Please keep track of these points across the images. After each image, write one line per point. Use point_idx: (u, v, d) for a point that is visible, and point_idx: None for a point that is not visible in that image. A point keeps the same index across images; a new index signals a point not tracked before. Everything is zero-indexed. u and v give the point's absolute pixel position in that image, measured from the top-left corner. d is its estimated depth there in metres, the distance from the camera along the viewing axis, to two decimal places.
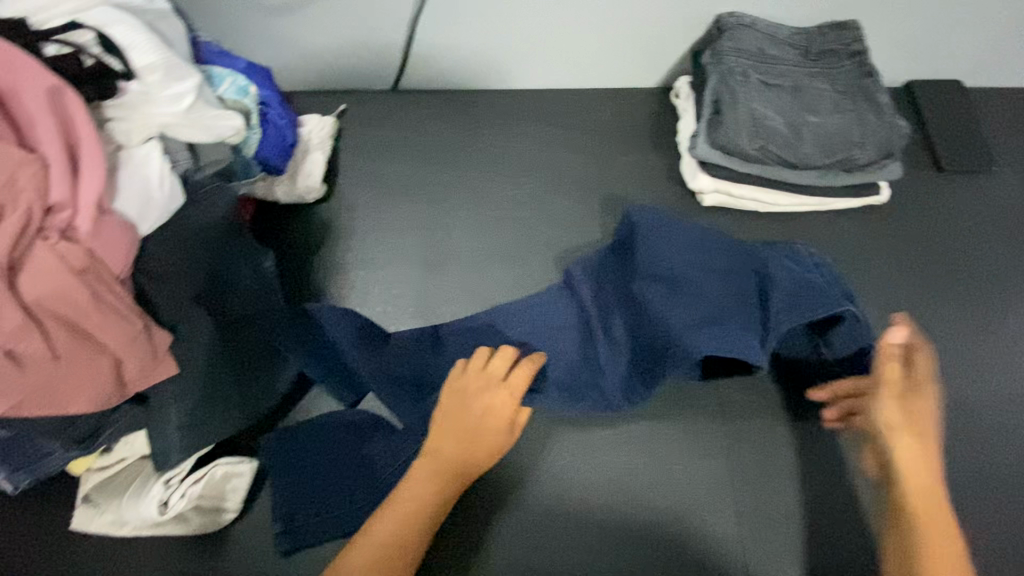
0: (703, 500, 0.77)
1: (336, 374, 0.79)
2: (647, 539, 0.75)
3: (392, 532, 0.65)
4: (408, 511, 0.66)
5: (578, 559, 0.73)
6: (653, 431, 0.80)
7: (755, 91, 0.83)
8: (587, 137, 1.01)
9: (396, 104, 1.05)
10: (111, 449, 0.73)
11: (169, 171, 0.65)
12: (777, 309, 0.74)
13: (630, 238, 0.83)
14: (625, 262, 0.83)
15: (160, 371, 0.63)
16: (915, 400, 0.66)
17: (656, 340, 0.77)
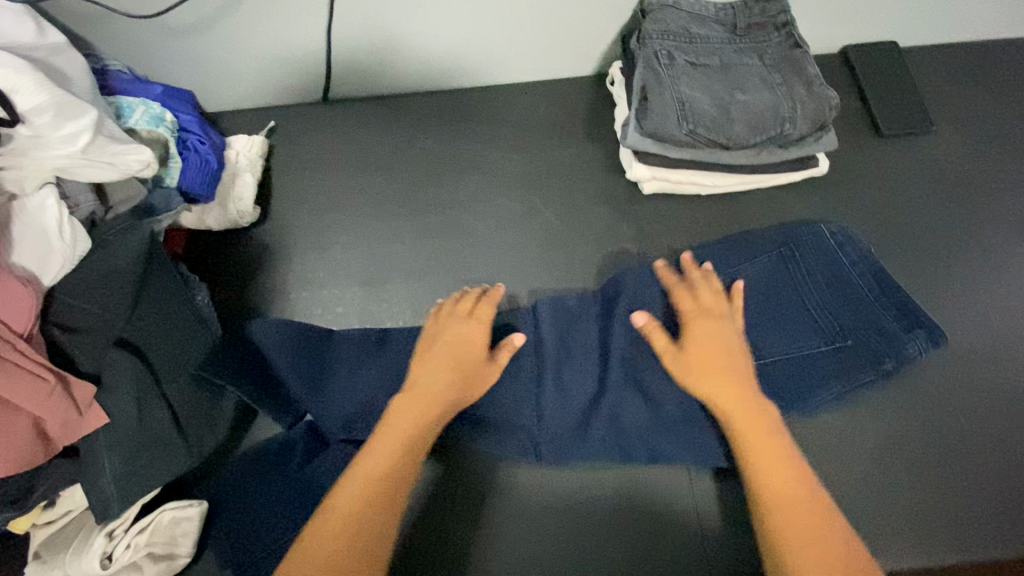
0: (670, 482, 0.76)
1: (269, 394, 0.78)
2: (618, 527, 0.74)
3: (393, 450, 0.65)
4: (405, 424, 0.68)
5: (548, 554, 0.73)
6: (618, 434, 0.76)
7: (681, 75, 0.81)
8: (524, 132, 0.99)
9: (328, 116, 1.02)
10: (54, 503, 0.70)
11: (68, 217, 0.62)
12: None
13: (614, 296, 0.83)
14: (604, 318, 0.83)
15: (86, 423, 0.63)
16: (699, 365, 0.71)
17: (605, 408, 0.78)
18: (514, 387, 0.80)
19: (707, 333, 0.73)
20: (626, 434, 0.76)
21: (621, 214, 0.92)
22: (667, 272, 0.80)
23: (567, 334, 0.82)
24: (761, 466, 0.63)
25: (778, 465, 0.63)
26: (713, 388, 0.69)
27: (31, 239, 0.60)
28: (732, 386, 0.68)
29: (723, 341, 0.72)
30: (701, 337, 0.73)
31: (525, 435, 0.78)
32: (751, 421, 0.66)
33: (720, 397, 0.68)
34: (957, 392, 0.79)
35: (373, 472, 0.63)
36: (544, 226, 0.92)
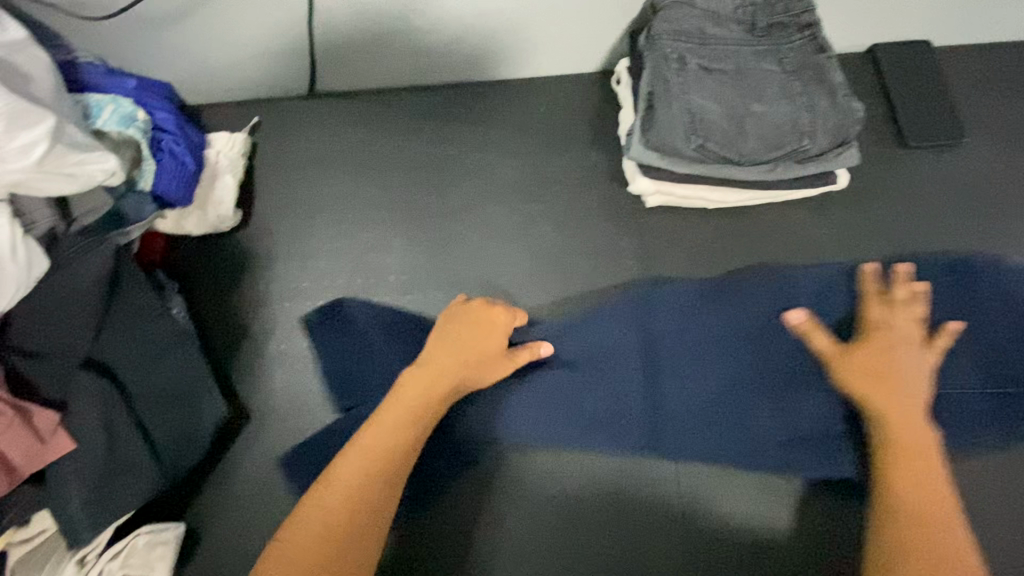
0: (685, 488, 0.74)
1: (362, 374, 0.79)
2: (628, 530, 0.72)
3: (382, 441, 0.62)
4: (399, 419, 0.64)
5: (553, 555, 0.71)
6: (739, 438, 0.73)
7: (692, 81, 0.75)
8: (522, 134, 0.93)
9: (316, 112, 0.96)
10: (25, 527, 0.68)
11: (22, 235, 0.57)
12: None
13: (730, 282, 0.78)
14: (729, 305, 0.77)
15: (50, 452, 0.60)
16: (882, 372, 0.65)
17: (733, 407, 0.73)
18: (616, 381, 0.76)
19: (883, 344, 0.67)
20: (755, 436, 0.72)
21: (622, 227, 0.86)
22: (870, 280, 0.74)
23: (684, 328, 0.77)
24: (899, 477, 0.58)
25: (918, 479, 0.58)
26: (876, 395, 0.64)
27: None
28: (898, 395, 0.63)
29: (896, 354, 0.66)
30: (881, 339, 0.67)
31: (612, 430, 0.74)
32: (914, 437, 0.60)
33: (887, 403, 0.63)
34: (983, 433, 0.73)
35: (359, 471, 0.59)
36: (542, 238, 0.87)
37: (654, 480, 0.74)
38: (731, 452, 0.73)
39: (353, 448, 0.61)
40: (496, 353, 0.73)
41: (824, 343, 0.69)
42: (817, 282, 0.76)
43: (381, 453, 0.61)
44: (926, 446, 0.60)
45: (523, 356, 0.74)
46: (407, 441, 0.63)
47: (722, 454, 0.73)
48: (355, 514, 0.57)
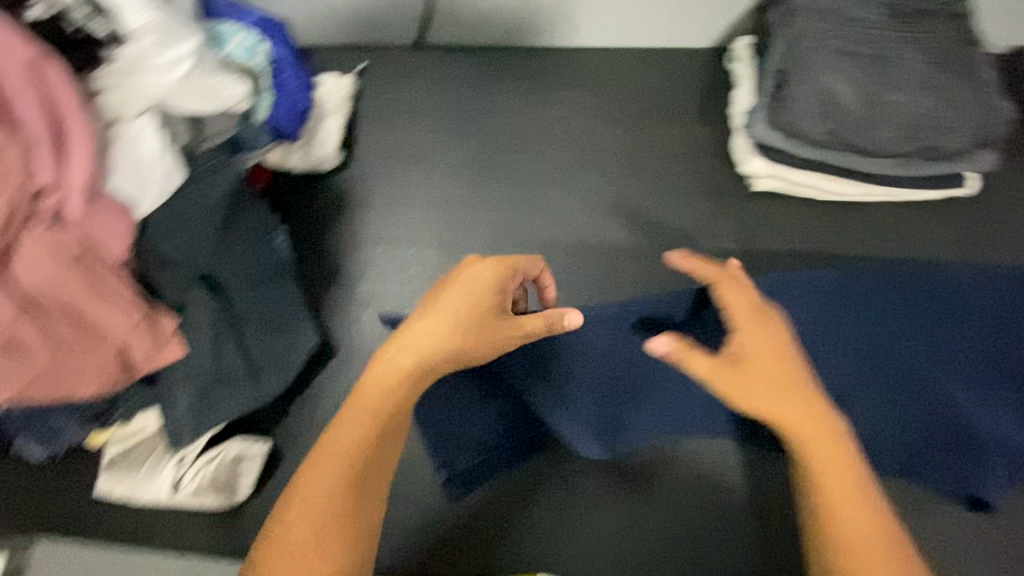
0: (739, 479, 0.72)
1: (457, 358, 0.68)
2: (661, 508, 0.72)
3: (343, 445, 0.54)
4: (364, 416, 0.55)
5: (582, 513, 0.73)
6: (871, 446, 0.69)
7: (828, 61, 0.71)
8: (625, 103, 0.91)
9: (420, 62, 0.97)
10: (128, 425, 0.73)
11: (168, 145, 0.59)
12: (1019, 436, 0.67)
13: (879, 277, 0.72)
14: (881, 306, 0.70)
15: (166, 354, 0.61)
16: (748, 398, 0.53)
17: (868, 413, 0.69)
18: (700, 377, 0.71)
19: (760, 334, 0.55)
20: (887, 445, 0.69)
21: (723, 209, 0.84)
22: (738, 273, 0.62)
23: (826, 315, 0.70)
24: (831, 480, 0.51)
25: (844, 480, 0.51)
26: (770, 398, 0.52)
27: (131, 165, 0.57)
28: (796, 398, 0.53)
29: (773, 355, 0.54)
30: (747, 349, 0.55)
31: (671, 425, 0.73)
32: (818, 440, 0.52)
33: (803, 426, 0.52)
34: None
35: (339, 455, 0.53)
36: (635, 211, 0.85)
37: (711, 466, 0.73)
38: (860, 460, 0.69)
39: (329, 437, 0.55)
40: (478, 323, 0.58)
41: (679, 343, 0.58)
42: (945, 288, 0.71)
43: (356, 439, 0.54)
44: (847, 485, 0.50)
45: (531, 326, 0.60)
46: (382, 423, 0.55)
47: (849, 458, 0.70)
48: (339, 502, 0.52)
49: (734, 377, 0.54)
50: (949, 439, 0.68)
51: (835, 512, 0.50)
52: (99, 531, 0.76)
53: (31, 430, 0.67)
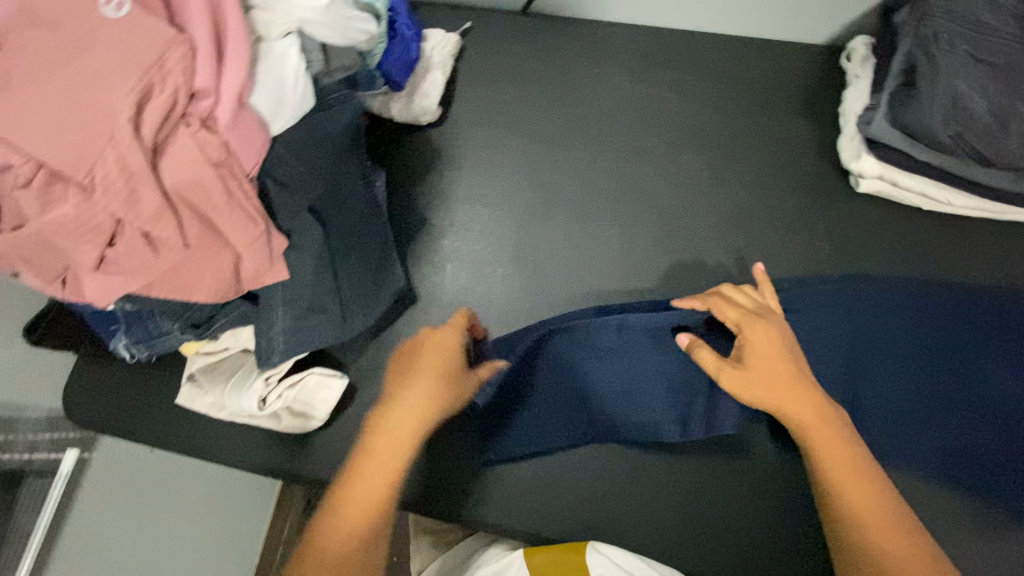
0: (751, 471, 0.75)
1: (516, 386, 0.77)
2: (678, 492, 0.74)
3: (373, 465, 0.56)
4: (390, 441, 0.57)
5: (601, 489, 0.75)
6: (940, 450, 0.69)
7: (959, 65, 0.69)
8: (728, 91, 0.90)
9: (525, 28, 0.97)
10: (216, 341, 0.75)
11: (305, 72, 0.61)
12: None
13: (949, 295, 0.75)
14: (948, 318, 0.74)
15: (273, 275, 0.61)
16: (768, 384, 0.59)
17: (941, 419, 0.70)
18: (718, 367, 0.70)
19: (765, 344, 0.61)
20: (965, 454, 0.69)
21: (819, 208, 0.82)
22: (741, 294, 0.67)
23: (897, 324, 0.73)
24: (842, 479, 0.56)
25: (855, 477, 0.56)
26: (782, 401, 0.59)
27: (270, 82, 0.58)
28: (809, 404, 0.58)
29: (775, 358, 0.60)
30: (754, 353, 0.61)
31: (678, 418, 0.72)
32: (828, 444, 0.57)
33: (812, 415, 0.58)
34: None
35: (383, 463, 0.56)
36: (728, 199, 0.84)
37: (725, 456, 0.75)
38: (929, 463, 0.70)
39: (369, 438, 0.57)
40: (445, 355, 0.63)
41: (711, 359, 0.62)
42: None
43: (396, 446, 0.57)
44: (852, 464, 0.57)
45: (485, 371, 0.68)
46: (414, 442, 0.58)
47: (921, 462, 0.70)
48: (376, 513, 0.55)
49: (746, 387, 0.60)
50: None
51: (853, 518, 0.55)
52: (179, 438, 0.81)
53: (134, 331, 0.70)
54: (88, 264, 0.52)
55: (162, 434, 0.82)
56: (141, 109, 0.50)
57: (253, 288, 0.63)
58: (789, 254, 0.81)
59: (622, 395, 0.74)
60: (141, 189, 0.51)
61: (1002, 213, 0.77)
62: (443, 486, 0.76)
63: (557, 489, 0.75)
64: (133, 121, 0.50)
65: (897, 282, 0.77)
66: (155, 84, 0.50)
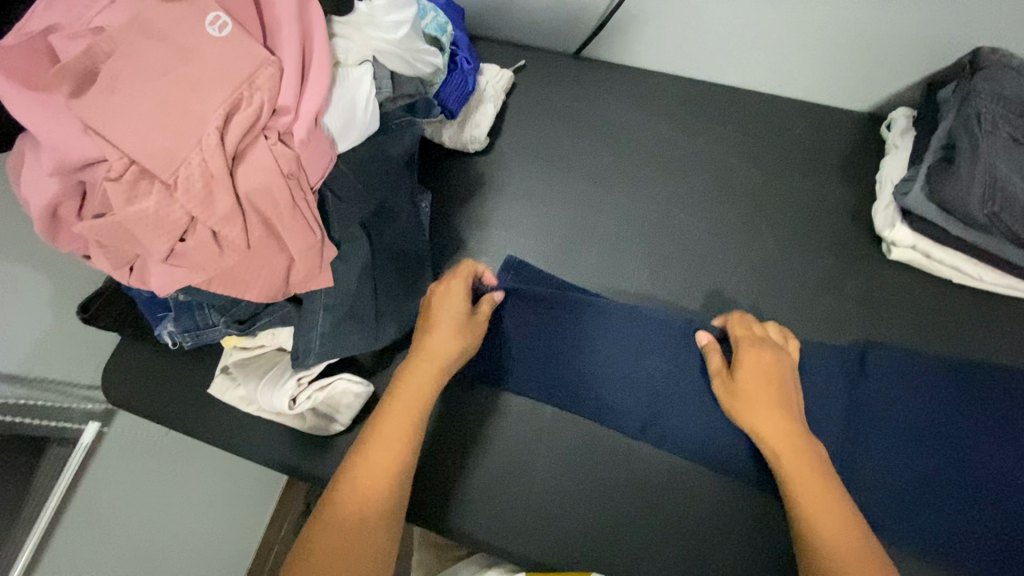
0: (747, 521, 0.72)
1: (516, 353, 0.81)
2: (669, 533, 0.72)
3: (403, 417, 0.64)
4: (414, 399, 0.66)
5: (590, 520, 0.73)
6: (961, 529, 0.67)
7: (1000, 147, 0.71)
8: (766, 148, 0.93)
9: (576, 70, 1.02)
10: (255, 337, 0.78)
11: (374, 98, 0.66)
12: None
13: (975, 371, 0.75)
14: (969, 392, 0.74)
15: (319, 282, 0.64)
16: (774, 389, 0.66)
17: (962, 496, 0.69)
18: (695, 385, 0.77)
19: (757, 364, 0.68)
20: (986, 536, 0.67)
21: (849, 269, 0.84)
22: (742, 321, 0.74)
23: (917, 391, 0.74)
24: (803, 492, 0.60)
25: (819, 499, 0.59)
26: (759, 419, 0.64)
27: (343, 103, 0.63)
28: (779, 424, 0.64)
29: (767, 373, 0.67)
30: (751, 366, 0.68)
31: (646, 414, 0.76)
32: (795, 459, 0.62)
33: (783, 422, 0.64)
34: None
35: (407, 417, 0.64)
36: (756, 251, 0.86)
37: (717, 499, 0.73)
38: (953, 545, 0.67)
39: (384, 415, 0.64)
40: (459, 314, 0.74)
41: (717, 363, 0.71)
42: None
43: (406, 423, 0.64)
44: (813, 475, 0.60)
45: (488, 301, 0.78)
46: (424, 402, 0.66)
47: (946, 542, 0.67)
48: (393, 483, 0.60)
49: (733, 396, 0.67)
50: None
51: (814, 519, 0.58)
52: (203, 427, 0.83)
53: (182, 319, 0.74)
54: (159, 255, 0.56)
55: (188, 421, 0.84)
56: (228, 120, 0.55)
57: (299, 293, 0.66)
58: (814, 312, 0.82)
59: (610, 378, 0.79)
60: (217, 192, 0.55)
61: None
62: (434, 483, 0.76)
63: (544, 513, 0.74)
64: (220, 130, 0.54)
65: (920, 353, 0.77)
66: (243, 98, 0.55)
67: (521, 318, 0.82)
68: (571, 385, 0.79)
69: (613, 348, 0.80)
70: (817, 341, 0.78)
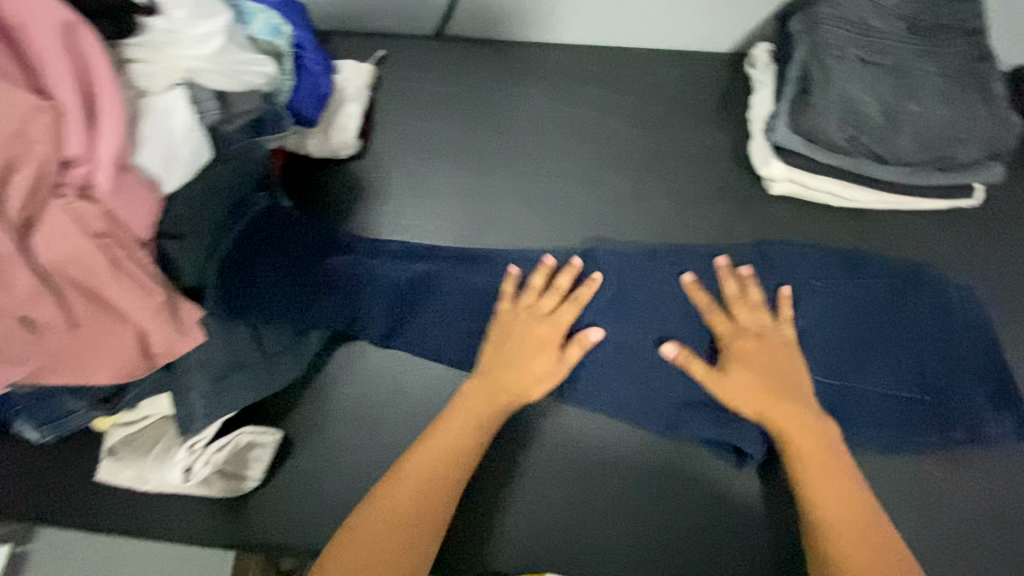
0: (681, 481, 0.72)
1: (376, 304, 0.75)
2: (610, 512, 0.71)
3: (404, 501, 0.62)
4: (418, 479, 0.63)
5: (528, 518, 0.71)
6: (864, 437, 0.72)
7: (852, 69, 0.74)
8: (642, 103, 0.92)
9: (440, 52, 0.96)
10: (135, 410, 0.70)
11: (196, 122, 0.58)
12: (987, 423, 0.73)
13: (862, 272, 0.78)
14: (861, 297, 0.77)
15: (186, 345, 0.57)
16: (776, 375, 0.68)
17: (856, 399, 0.73)
18: (618, 300, 0.75)
19: (755, 350, 0.69)
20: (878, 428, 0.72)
21: (740, 211, 0.84)
22: (697, 290, 0.74)
23: (822, 320, 0.75)
24: (815, 478, 0.63)
25: (830, 481, 0.63)
26: (778, 415, 0.66)
27: (157, 136, 0.56)
28: (796, 416, 0.65)
29: (766, 365, 0.69)
30: (741, 353, 0.70)
31: None
32: (804, 431, 0.65)
33: (789, 425, 0.65)
34: None
35: (409, 504, 0.62)
36: (648, 208, 0.85)
37: (649, 467, 0.73)
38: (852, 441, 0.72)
39: (390, 484, 0.63)
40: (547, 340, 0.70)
41: (702, 373, 0.69)
42: (929, 287, 0.78)
43: (414, 502, 0.62)
44: (837, 472, 0.63)
45: (567, 283, 0.73)
46: (437, 480, 0.64)
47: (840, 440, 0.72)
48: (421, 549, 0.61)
49: (724, 384, 0.68)
50: (932, 421, 0.73)
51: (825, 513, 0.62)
52: (96, 518, 0.74)
53: (37, 411, 0.65)
54: None
55: (76, 516, 0.74)
56: (5, 184, 0.48)
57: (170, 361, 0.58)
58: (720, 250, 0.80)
59: (442, 320, 0.76)
60: (11, 271, 0.48)
61: (923, 200, 0.80)
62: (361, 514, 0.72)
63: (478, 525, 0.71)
64: None
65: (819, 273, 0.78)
66: (17, 157, 0.48)
67: (307, 261, 0.73)
68: (448, 327, 0.76)
69: (482, 287, 0.78)
70: (635, 247, 0.81)
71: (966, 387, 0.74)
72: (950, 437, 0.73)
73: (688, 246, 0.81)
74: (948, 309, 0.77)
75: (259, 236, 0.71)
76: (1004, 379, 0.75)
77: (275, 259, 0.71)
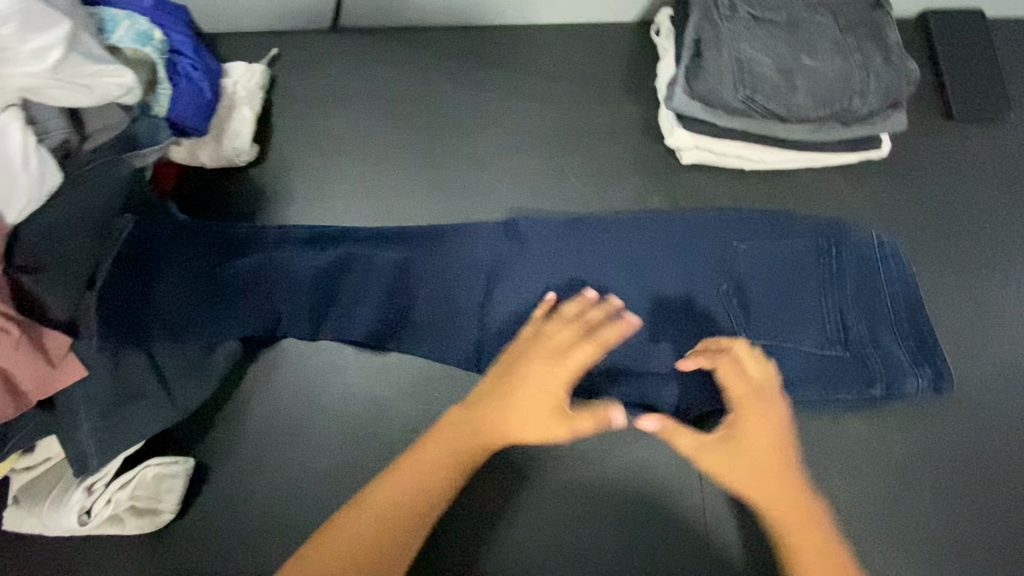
0: (602, 466, 0.71)
1: (281, 294, 0.72)
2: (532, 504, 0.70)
3: (369, 528, 0.51)
4: (398, 507, 0.53)
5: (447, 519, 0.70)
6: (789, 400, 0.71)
7: (743, 30, 0.73)
8: (550, 81, 0.89)
9: (337, 45, 0.92)
10: (30, 455, 0.68)
11: (34, 146, 0.58)
12: (907, 372, 0.71)
13: (774, 234, 0.76)
14: (774, 252, 0.75)
15: (58, 379, 0.61)
16: (769, 449, 0.55)
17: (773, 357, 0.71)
18: (538, 278, 0.75)
19: (760, 423, 0.56)
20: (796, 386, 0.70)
21: (653, 183, 0.83)
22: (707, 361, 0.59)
23: (744, 288, 0.73)
24: (801, 551, 0.52)
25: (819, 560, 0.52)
26: (764, 486, 0.54)
27: None
28: (783, 486, 0.54)
29: (761, 440, 0.55)
30: (740, 432, 0.56)
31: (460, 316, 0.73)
32: (787, 505, 0.54)
33: (776, 494, 0.54)
34: (989, 417, 0.73)
35: (376, 539, 0.51)
36: (562, 189, 0.83)
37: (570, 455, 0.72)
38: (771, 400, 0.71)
39: (359, 508, 0.53)
40: (567, 357, 0.59)
41: (688, 445, 0.57)
42: (849, 241, 0.76)
43: (384, 535, 0.51)
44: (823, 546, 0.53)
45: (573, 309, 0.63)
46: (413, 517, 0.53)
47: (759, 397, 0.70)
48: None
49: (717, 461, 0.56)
50: (855, 377, 0.71)
51: None
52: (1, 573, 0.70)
53: None
54: None
55: None
56: None
57: (49, 395, 0.61)
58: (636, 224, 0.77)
59: (358, 299, 0.73)
60: None
61: (832, 155, 0.78)
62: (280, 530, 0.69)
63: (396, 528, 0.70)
64: None
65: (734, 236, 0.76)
66: None
67: (207, 266, 0.70)
68: (360, 308, 0.73)
69: (390, 264, 0.74)
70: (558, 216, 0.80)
71: (887, 339, 0.72)
72: (871, 391, 0.71)
73: (605, 218, 0.79)
74: (864, 261, 0.75)
75: (140, 250, 0.68)
76: (922, 327, 0.73)
77: (167, 272, 0.68)
